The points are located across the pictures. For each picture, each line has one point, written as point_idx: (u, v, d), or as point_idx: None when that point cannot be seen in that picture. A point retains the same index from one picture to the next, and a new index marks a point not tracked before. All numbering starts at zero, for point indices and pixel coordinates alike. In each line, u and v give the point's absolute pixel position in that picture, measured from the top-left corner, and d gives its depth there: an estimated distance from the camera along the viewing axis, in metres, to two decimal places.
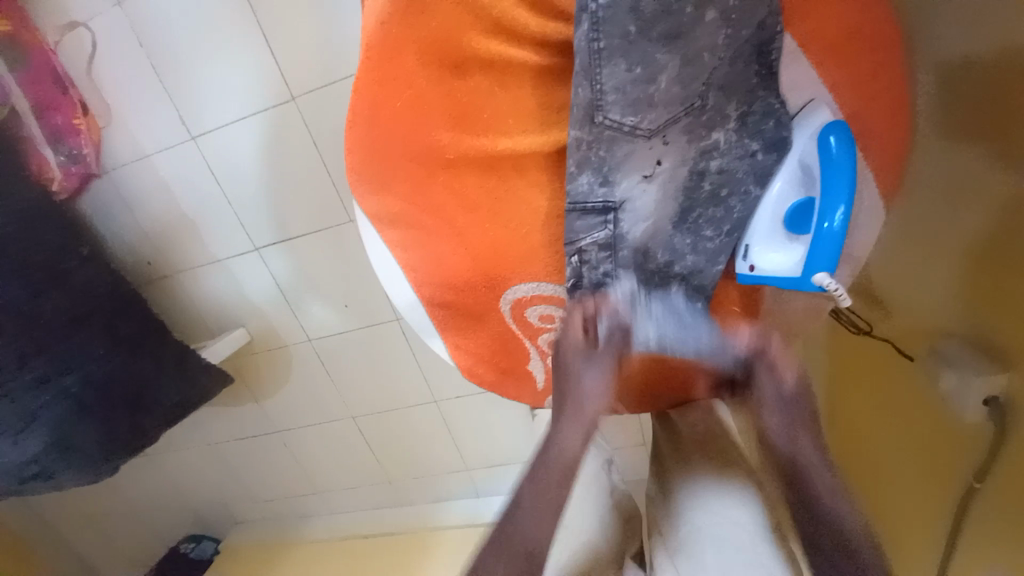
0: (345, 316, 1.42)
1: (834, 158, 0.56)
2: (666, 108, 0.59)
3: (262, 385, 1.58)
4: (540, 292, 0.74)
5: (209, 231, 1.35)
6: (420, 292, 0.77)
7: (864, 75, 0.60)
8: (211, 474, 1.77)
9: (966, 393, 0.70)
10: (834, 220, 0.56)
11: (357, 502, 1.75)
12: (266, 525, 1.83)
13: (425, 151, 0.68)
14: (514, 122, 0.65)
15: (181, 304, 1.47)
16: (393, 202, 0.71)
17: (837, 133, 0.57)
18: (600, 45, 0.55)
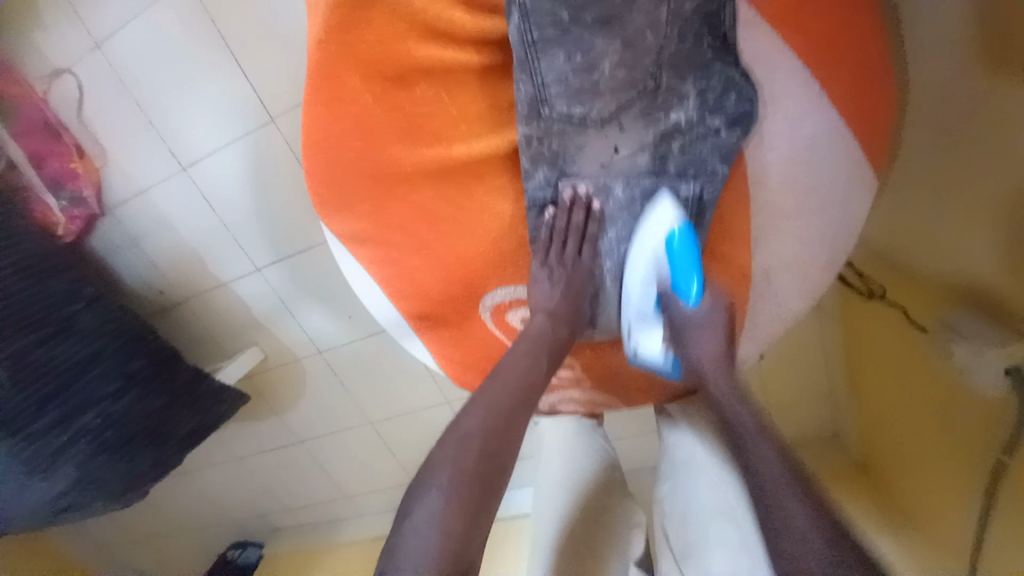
0: (348, 327, 1.44)
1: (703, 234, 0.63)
2: (614, 94, 0.56)
3: (281, 398, 1.63)
4: (517, 296, 0.74)
5: (210, 255, 1.38)
6: (399, 306, 0.77)
7: (822, 38, 0.56)
8: (244, 486, 1.86)
9: (978, 362, 0.64)
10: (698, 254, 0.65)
11: (384, 504, 1.80)
12: (302, 530, 1.92)
13: (381, 168, 0.67)
14: (466, 127, 0.63)
15: (195, 328, 1.52)
16: (361, 221, 0.71)
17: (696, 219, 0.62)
18: (533, 37, 0.53)
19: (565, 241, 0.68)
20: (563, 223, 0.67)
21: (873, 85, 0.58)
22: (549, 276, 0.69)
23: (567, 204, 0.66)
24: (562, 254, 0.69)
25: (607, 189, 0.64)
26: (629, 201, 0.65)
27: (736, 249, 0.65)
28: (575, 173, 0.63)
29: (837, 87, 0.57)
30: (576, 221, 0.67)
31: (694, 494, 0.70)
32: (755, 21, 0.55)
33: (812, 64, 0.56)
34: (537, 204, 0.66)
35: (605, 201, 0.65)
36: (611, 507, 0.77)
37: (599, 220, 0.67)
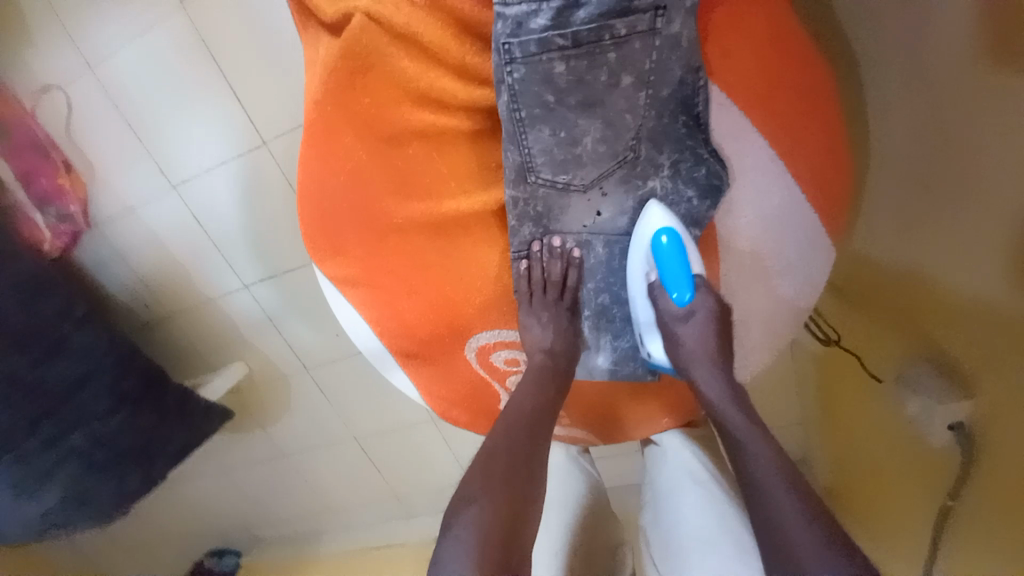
0: (336, 345, 1.46)
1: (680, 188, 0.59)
2: (596, 164, 0.59)
3: (266, 413, 1.64)
4: (501, 339, 0.78)
5: (198, 271, 1.39)
6: (388, 344, 0.79)
7: (790, 120, 0.59)
8: (227, 497, 1.86)
9: (931, 415, 0.70)
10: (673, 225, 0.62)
11: (368, 516, 1.83)
12: (285, 541, 1.93)
13: (373, 219, 0.69)
14: (456, 184, 0.66)
15: (181, 342, 1.53)
16: (353, 265, 0.74)
17: None
18: (521, 114, 0.56)
19: (551, 291, 0.70)
20: (549, 275, 0.69)
21: (836, 162, 0.62)
22: (538, 321, 0.72)
23: (549, 257, 0.68)
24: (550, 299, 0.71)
25: (588, 244, 0.68)
26: (609, 256, 0.69)
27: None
28: (558, 230, 0.67)
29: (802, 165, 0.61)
30: (562, 272, 0.69)
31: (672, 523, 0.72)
32: (728, 104, 0.59)
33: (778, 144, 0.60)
34: (522, 256, 0.69)
35: (586, 255, 0.69)
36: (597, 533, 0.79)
37: (581, 271, 0.70)
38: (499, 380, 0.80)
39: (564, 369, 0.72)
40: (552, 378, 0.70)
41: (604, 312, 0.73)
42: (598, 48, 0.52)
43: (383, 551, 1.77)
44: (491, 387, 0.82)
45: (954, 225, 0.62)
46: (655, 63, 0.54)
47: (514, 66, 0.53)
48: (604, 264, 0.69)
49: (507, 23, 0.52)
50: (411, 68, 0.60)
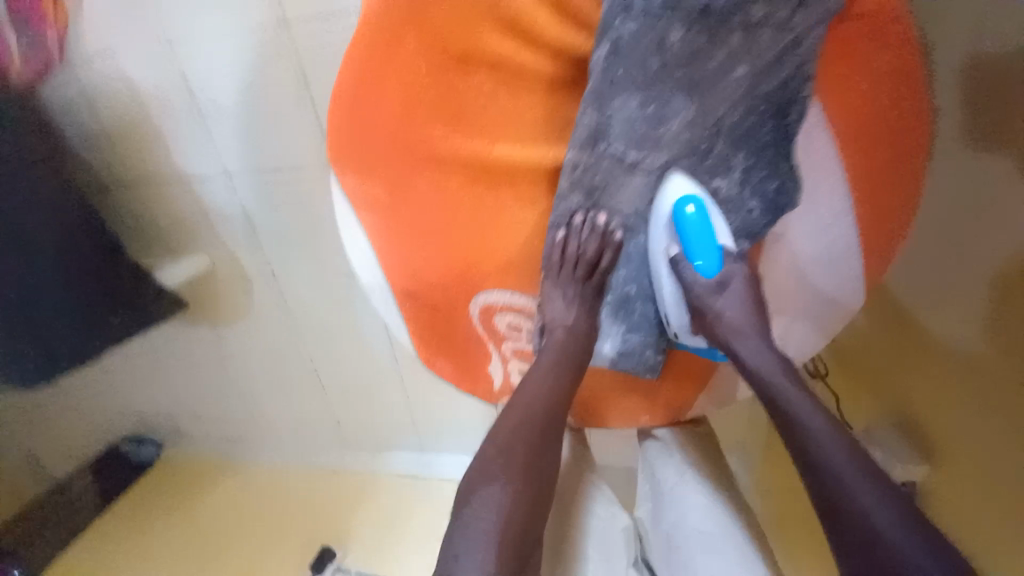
0: (313, 262, 1.38)
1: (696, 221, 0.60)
2: (672, 149, 0.57)
3: (221, 314, 1.55)
4: (511, 302, 0.75)
5: (177, 144, 1.25)
6: (392, 280, 0.74)
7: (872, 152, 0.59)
8: (158, 389, 1.77)
9: (889, 473, 0.74)
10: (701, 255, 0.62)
11: (304, 438, 1.81)
12: (212, 444, 1.88)
13: (412, 143, 0.63)
14: (516, 130, 0.61)
15: (140, 218, 1.39)
16: (376, 185, 0.66)
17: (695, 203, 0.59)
18: (617, 73, 0.53)
19: (583, 270, 0.66)
20: (585, 253, 0.66)
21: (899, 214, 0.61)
22: (563, 295, 0.68)
23: (587, 235, 0.65)
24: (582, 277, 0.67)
25: (632, 230, 0.65)
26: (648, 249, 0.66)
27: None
28: (606, 207, 0.63)
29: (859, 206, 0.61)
30: (597, 252, 0.66)
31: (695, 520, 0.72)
32: (817, 127, 0.57)
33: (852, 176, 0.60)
34: (561, 225, 0.65)
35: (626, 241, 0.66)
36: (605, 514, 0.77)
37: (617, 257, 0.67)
38: (495, 342, 0.78)
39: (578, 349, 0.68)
40: (567, 364, 0.67)
41: (625, 303, 0.70)
42: (722, 27, 0.51)
43: (313, 475, 1.78)
44: (485, 347, 0.79)
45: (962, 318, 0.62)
46: (771, 60, 0.52)
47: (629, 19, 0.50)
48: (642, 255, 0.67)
49: None
50: None
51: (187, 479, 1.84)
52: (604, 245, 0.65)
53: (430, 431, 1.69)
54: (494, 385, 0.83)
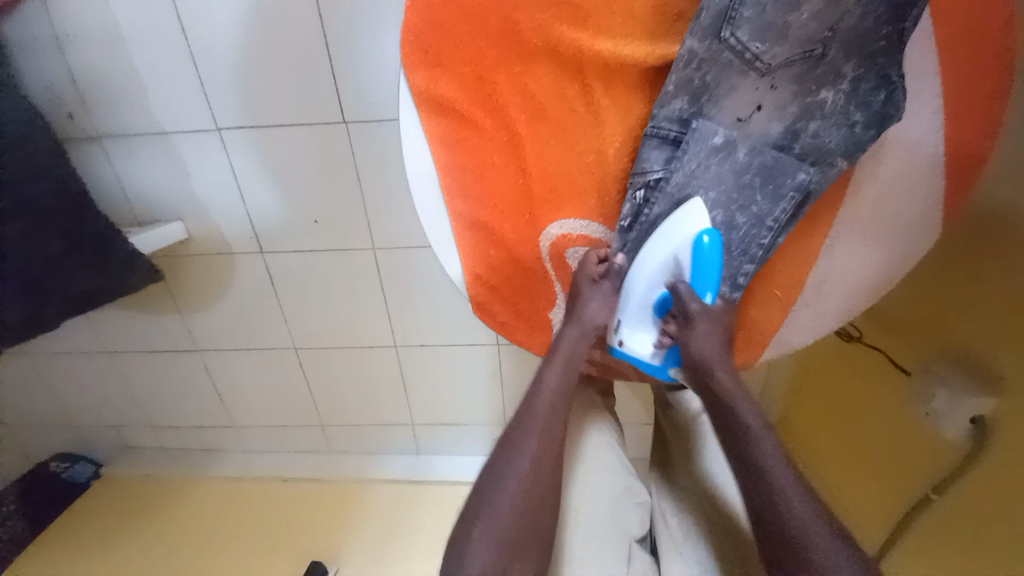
0: (311, 235, 1.26)
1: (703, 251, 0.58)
2: (793, 44, 0.54)
3: (193, 297, 1.36)
4: (586, 234, 0.67)
5: (160, 93, 1.11)
6: (450, 203, 0.66)
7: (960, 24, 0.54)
8: (104, 390, 1.52)
9: (956, 411, 0.72)
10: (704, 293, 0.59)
11: (280, 443, 1.62)
12: (167, 455, 1.64)
13: (508, 32, 0.57)
14: (622, 22, 0.56)
15: (104, 180, 1.20)
16: (456, 83, 0.59)
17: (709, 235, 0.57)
18: None
19: (668, 192, 0.61)
20: (677, 167, 0.60)
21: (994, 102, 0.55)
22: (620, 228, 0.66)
23: (675, 150, 0.61)
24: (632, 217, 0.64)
25: (728, 148, 0.59)
26: (739, 169, 0.60)
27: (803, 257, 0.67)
28: (709, 116, 0.59)
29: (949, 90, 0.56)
30: (687, 168, 0.60)
31: (706, 484, 0.74)
32: (928, 33, 0.55)
33: (944, 60, 0.56)
34: (656, 135, 0.60)
35: (710, 160, 0.60)
36: (617, 490, 0.74)
37: (707, 178, 0.60)
38: (563, 282, 0.71)
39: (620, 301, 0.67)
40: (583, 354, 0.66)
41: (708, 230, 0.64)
42: None
43: (287, 484, 1.58)
44: (551, 285, 0.71)
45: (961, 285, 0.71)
46: None
47: None
48: (728, 179, 0.60)
49: None
50: None
51: (131, 496, 1.58)
52: (690, 164, 0.60)
53: (425, 428, 1.57)
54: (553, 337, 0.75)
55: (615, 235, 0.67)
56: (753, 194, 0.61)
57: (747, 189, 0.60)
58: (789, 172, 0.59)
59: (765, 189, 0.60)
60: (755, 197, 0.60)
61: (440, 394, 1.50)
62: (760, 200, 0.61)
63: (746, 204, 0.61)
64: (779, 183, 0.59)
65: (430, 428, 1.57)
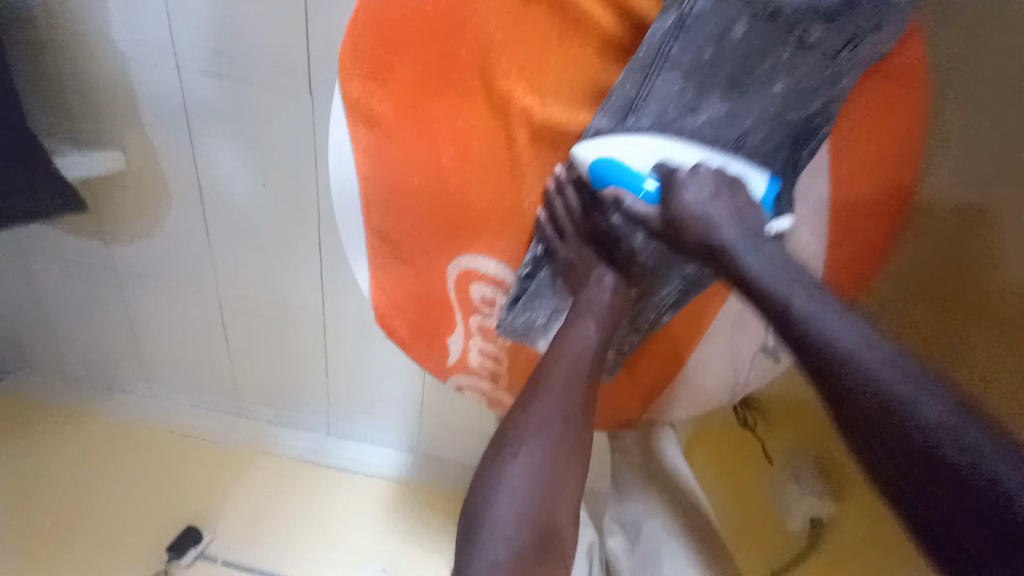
0: (257, 196, 1.22)
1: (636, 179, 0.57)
2: (692, 144, 0.58)
3: (121, 231, 1.31)
4: (494, 274, 0.68)
5: (119, 15, 1.03)
6: (368, 215, 0.65)
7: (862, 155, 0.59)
8: (8, 304, 1.44)
9: (799, 505, 0.78)
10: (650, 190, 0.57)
11: (188, 396, 1.57)
12: (66, 384, 1.58)
13: (443, 64, 0.57)
14: (553, 84, 0.57)
15: (43, 90, 1.13)
16: (383, 101, 0.59)
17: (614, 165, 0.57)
18: (670, 51, 0.52)
19: (573, 246, 0.66)
20: (582, 227, 0.65)
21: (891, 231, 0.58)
22: (525, 274, 0.66)
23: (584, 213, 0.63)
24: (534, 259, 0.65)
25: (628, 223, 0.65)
26: (640, 244, 0.66)
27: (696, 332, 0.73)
28: None
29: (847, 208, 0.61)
30: (592, 231, 0.66)
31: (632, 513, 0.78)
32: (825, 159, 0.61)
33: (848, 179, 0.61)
34: (561, 198, 0.63)
35: (617, 228, 0.66)
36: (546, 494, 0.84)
37: (613, 242, 0.67)
38: (464, 312, 0.72)
39: (518, 333, 0.69)
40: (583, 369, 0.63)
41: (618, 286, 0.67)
42: (780, 37, 0.51)
43: (188, 438, 1.57)
44: (452, 314, 0.73)
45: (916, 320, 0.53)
46: (807, 87, 0.54)
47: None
48: (629, 247, 0.66)
49: None
50: None
51: (26, 417, 1.55)
52: (599, 226, 0.65)
53: (340, 410, 1.55)
54: (448, 359, 0.77)
55: (516, 278, 0.67)
56: (650, 267, 0.67)
57: (647, 260, 0.66)
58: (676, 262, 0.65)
59: (660, 265, 0.66)
60: (648, 272, 0.67)
61: (360, 382, 1.49)
62: (654, 274, 0.67)
63: (643, 273, 0.67)
64: (666, 262, 0.66)
65: (345, 411, 1.55)
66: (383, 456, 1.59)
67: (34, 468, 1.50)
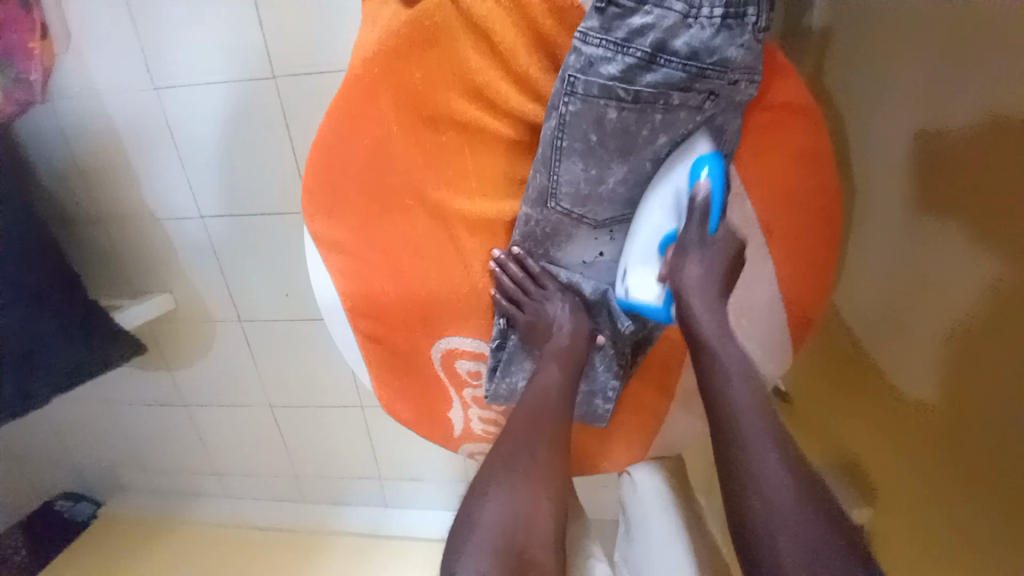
0: (282, 305, 1.37)
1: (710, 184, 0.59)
2: (613, 207, 0.65)
3: (180, 356, 1.50)
4: (474, 349, 0.75)
5: (151, 184, 1.25)
6: (355, 323, 0.75)
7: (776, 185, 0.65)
8: (101, 435, 1.66)
9: None
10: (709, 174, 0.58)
11: (257, 489, 1.72)
12: (155, 497, 1.76)
13: (386, 192, 0.67)
14: (478, 185, 0.67)
15: (103, 256, 1.35)
16: (343, 231, 0.70)
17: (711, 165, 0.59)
18: (562, 144, 0.61)
19: (528, 303, 0.69)
20: (530, 288, 0.69)
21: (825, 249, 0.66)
22: (497, 346, 0.73)
23: (531, 279, 0.69)
24: (498, 327, 0.72)
25: (575, 274, 0.71)
26: (592, 286, 0.70)
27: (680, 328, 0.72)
28: (559, 258, 0.70)
29: (789, 234, 0.66)
30: (542, 286, 0.70)
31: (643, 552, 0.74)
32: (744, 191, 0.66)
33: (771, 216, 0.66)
34: (509, 273, 0.70)
35: (568, 277, 0.71)
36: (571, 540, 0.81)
37: (567, 289, 0.71)
38: (456, 387, 0.79)
39: (506, 396, 0.74)
40: (550, 411, 0.65)
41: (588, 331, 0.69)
42: (650, 107, 0.58)
43: (260, 531, 1.68)
44: (446, 390, 0.80)
45: (929, 366, 0.51)
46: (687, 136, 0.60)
47: (572, 99, 0.59)
48: (583, 291, 0.70)
49: (579, 59, 0.57)
50: (475, 58, 0.60)
51: (124, 533, 1.72)
52: (549, 281, 0.70)
53: (390, 482, 1.64)
54: (453, 431, 0.83)
55: (490, 351, 0.74)
56: (609, 305, 0.70)
57: (604, 295, 0.70)
58: (627, 306, 0.69)
59: (615, 302, 0.69)
60: (607, 313, 0.70)
61: (402, 453, 1.58)
62: (613, 316, 0.69)
63: (603, 313, 0.70)
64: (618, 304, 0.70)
65: (395, 481, 1.64)
66: (437, 518, 1.64)
67: None
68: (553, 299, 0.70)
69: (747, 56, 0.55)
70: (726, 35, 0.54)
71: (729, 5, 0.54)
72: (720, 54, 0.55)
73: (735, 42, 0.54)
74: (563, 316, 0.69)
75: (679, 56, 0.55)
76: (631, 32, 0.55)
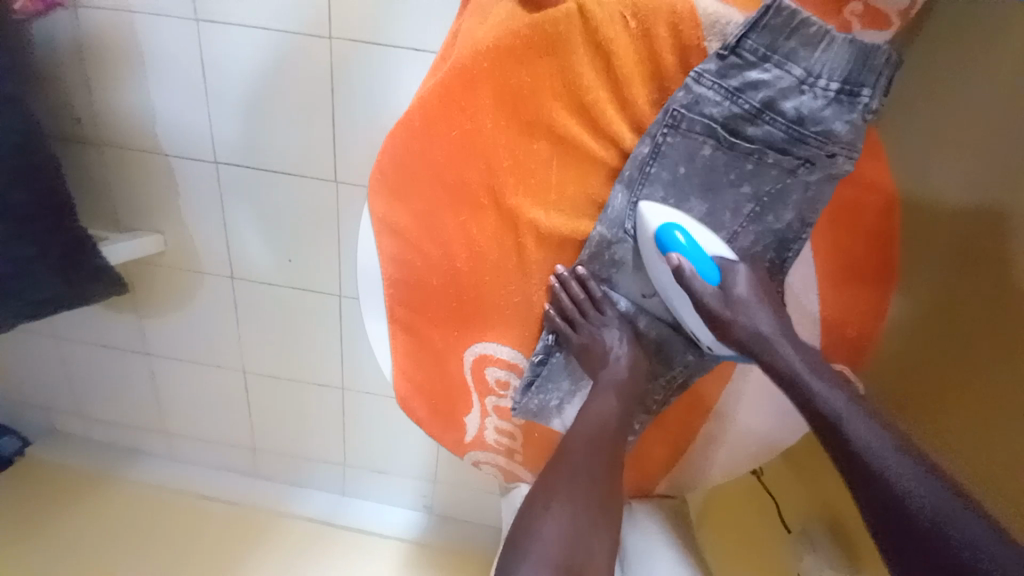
0: (281, 270, 1.31)
1: (688, 246, 0.62)
2: None
3: (156, 303, 1.39)
4: (510, 360, 0.73)
5: (167, 118, 1.16)
6: (391, 311, 0.71)
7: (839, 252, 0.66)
8: (45, 372, 1.52)
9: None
10: (680, 237, 0.62)
11: (208, 457, 1.62)
12: (91, 449, 1.63)
13: (463, 187, 0.66)
14: (556, 198, 0.67)
15: (94, 183, 1.25)
16: (406, 217, 0.67)
17: (678, 229, 0.62)
18: (651, 170, 0.64)
19: (584, 320, 0.69)
20: (586, 305, 0.69)
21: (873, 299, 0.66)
22: (538, 360, 0.72)
23: (590, 299, 0.70)
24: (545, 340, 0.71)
25: (630, 302, 0.72)
26: (646, 317, 0.72)
27: (714, 384, 0.73)
28: (618, 285, 0.71)
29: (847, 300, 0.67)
30: (599, 305, 0.70)
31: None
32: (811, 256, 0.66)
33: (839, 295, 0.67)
34: (569, 290, 0.69)
35: (624, 303, 0.72)
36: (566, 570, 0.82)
37: (621, 315, 0.72)
38: (479, 394, 0.76)
39: (534, 411, 0.74)
40: (607, 440, 0.67)
41: (636, 363, 0.70)
42: (746, 155, 0.62)
43: (205, 502, 1.57)
44: (468, 397, 0.77)
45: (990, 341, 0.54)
46: (773, 190, 0.63)
47: (671, 132, 0.62)
48: (637, 321, 0.72)
49: (688, 95, 0.60)
50: (589, 77, 0.62)
51: (49, 482, 1.57)
52: (607, 304, 0.71)
53: (354, 471, 1.58)
54: (465, 437, 0.81)
55: (529, 364, 0.73)
56: (659, 338, 0.72)
57: (657, 328, 0.72)
58: (676, 344, 0.71)
59: (663, 334, 0.72)
60: (654, 345, 0.72)
61: (374, 444, 1.53)
62: (661, 349, 0.72)
63: (650, 345, 0.72)
64: (663, 342, 0.72)
65: (359, 471, 1.58)
66: (396, 515, 1.60)
67: (38, 543, 1.45)
68: (608, 322, 0.71)
69: (851, 133, 0.58)
70: (836, 109, 0.57)
71: (847, 81, 0.56)
72: (825, 125, 0.58)
73: (843, 118, 0.57)
74: (615, 339, 0.71)
75: (785, 117, 0.59)
76: (745, 83, 0.59)
